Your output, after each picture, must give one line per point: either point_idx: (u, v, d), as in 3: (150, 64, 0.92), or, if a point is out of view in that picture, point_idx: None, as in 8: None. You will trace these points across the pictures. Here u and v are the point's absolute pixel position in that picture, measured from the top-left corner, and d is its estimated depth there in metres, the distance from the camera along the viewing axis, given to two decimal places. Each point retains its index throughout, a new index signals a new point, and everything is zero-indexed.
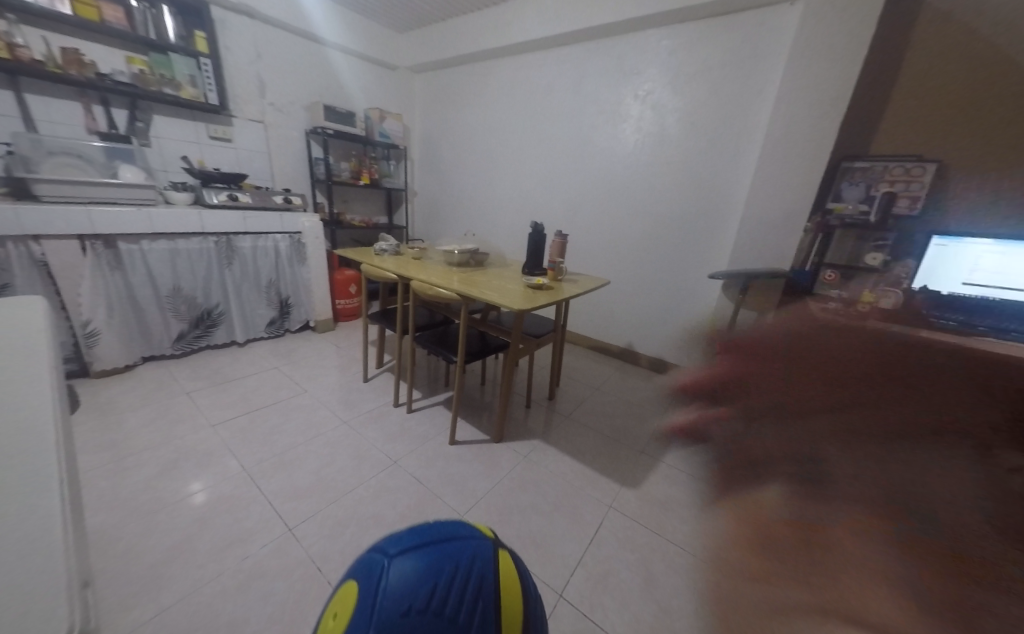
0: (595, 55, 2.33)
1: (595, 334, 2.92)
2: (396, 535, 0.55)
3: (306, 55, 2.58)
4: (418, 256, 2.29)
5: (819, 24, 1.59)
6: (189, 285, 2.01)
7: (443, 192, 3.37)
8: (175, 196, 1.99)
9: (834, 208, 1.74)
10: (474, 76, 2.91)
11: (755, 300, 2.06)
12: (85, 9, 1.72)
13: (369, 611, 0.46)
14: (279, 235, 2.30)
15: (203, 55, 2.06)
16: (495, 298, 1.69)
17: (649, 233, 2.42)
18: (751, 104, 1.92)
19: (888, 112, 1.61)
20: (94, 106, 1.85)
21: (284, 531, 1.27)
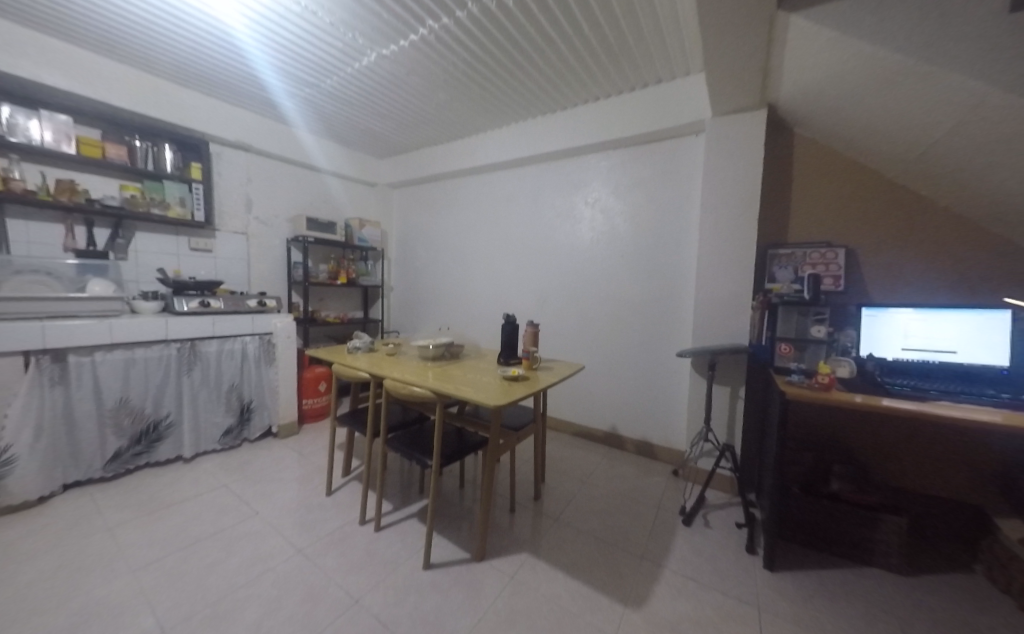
0: (549, 173, 2.73)
1: (577, 418, 2.84)
2: None
3: (293, 174, 2.86)
4: (392, 353, 2.28)
5: (724, 142, 1.96)
6: (139, 397, 1.87)
7: (418, 289, 3.52)
8: (142, 306, 1.96)
9: (773, 288, 1.91)
10: (446, 190, 3.29)
11: (724, 374, 2.14)
12: (89, 148, 1.89)
13: None
14: (248, 337, 2.24)
15: (196, 181, 2.24)
16: (471, 394, 1.66)
17: (615, 315, 2.57)
18: (684, 203, 2.25)
19: (793, 208, 1.93)
20: (76, 226, 1.93)
21: None
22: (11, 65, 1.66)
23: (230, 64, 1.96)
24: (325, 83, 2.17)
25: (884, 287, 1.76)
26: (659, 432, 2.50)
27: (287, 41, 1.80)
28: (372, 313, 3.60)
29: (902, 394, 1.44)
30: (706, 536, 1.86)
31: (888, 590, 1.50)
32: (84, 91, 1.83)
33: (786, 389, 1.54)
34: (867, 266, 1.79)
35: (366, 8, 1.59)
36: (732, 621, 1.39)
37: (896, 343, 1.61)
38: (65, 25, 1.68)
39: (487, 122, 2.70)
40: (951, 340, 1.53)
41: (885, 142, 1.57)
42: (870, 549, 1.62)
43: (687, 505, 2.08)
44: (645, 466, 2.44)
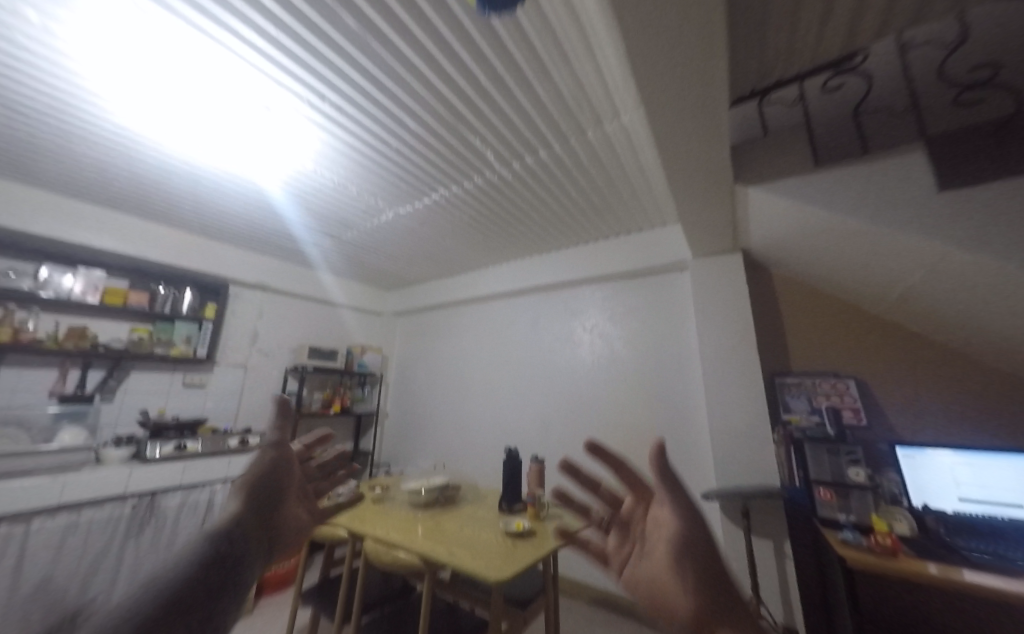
0: (547, 303, 2.88)
1: (594, 576, 2.38)
2: None
3: (304, 307, 3.00)
4: (378, 499, 2.01)
5: (710, 277, 2.11)
6: (66, 577, 1.49)
7: (413, 417, 3.35)
8: (111, 453, 1.78)
9: (790, 419, 1.84)
10: (449, 317, 3.41)
11: (761, 522, 1.87)
12: (113, 296, 2.01)
13: None
14: (218, 483, 2.00)
15: (207, 320, 2.29)
16: (467, 563, 1.37)
17: (625, 448, 2.38)
18: (681, 330, 2.31)
19: (789, 336, 1.98)
20: (71, 370, 1.90)
21: None
22: (65, 232, 1.87)
23: (262, 221, 2.23)
24: (347, 234, 2.45)
25: (909, 419, 1.67)
26: None
27: (319, 204, 2.09)
28: (363, 444, 3.35)
29: (985, 562, 1.21)
30: None
31: None
32: (125, 250, 2.03)
33: (843, 549, 1.30)
34: (881, 394, 1.74)
35: (389, 179, 1.89)
36: None
37: (950, 493, 1.44)
38: (123, 197, 1.94)
39: (488, 261, 2.97)
40: (1009, 491, 1.36)
41: (859, 282, 1.68)
42: None
43: None
44: None
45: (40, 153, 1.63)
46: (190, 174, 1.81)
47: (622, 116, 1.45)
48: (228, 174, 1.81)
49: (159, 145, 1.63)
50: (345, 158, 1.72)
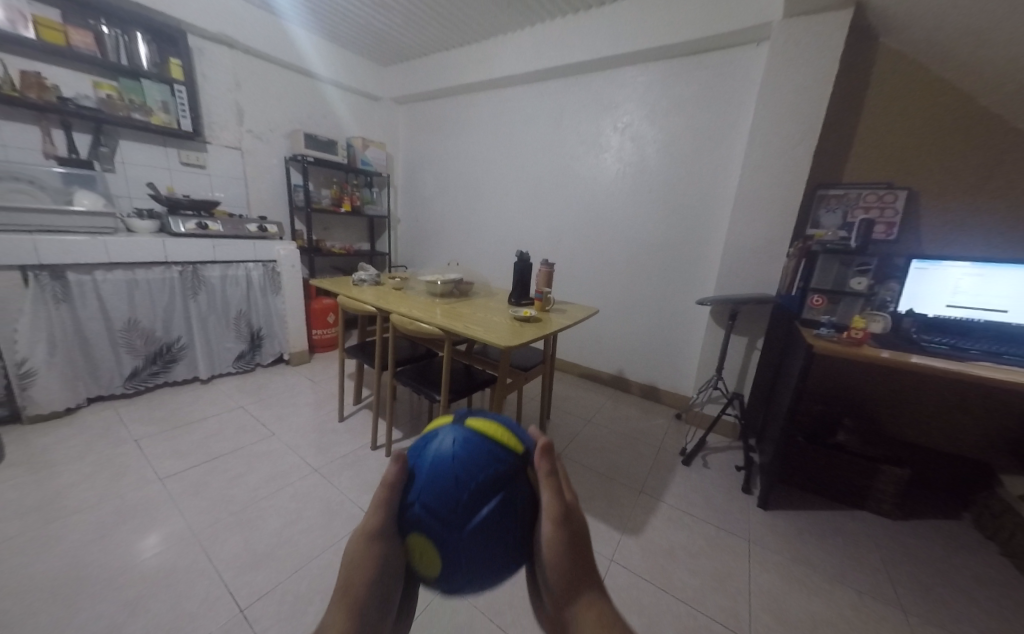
0: (574, 89, 2.40)
1: (585, 360, 2.84)
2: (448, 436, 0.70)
3: (290, 81, 2.56)
4: (399, 286, 2.23)
5: (789, 57, 1.65)
6: (147, 318, 1.86)
7: (426, 219, 3.33)
8: (137, 224, 1.86)
9: (816, 233, 1.76)
10: (460, 108, 2.92)
11: (743, 324, 2.07)
12: (51, 32, 1.65)
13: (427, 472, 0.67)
14: (251, 264, 2.16)
15: (177, 82, 1.98)
16: (480, 334, 1.59)
17: (633, 259, 2.43)
18: (728, 133, 1.98)
19: (853, 144, 1.70)
20: (53, 129, 1.74)
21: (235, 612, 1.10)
22: None
23: None
24: None
25: (942, 241, 1.61)
26: (667, 379, 2.50)
27: None
28: (379, 245, 3.46)
29: (940, 350, 1.38)
30: (706, 476, 1.93)
31: (881, 539, 1.58)
32: None
33: (814, 341, 1.47)
34: (928, 212, 1.61)
35: None
36: (728, 550, 1.49)
37: (941, 300, 1.51)
38: None
39: (503, 22, 2.31)
40: (1004, 297, 1.42)
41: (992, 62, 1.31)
42: (864, 495, 1.71)
43: (687, 447, 2.12)
44: (649, 408, 2.48)
45: None
46: None
47: None
48: None
49: None
50: None
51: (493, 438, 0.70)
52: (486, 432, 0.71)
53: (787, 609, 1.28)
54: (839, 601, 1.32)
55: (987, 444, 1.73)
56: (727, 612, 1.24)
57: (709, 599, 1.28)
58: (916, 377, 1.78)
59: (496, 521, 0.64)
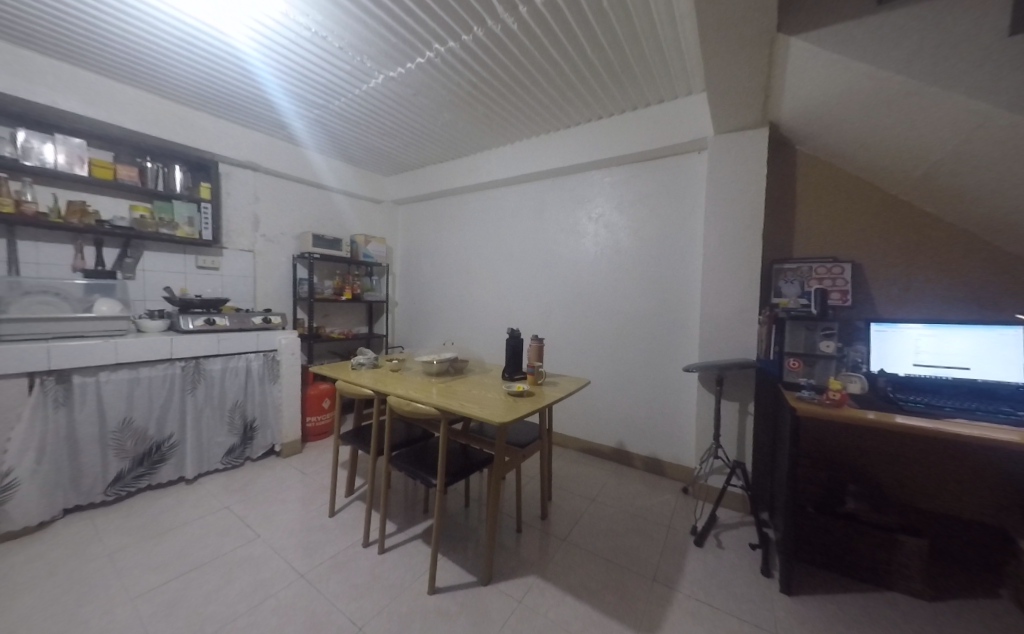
0: (552, 189, 2.75)
1: (584, 434, 2.80)
2: None
3: (303, 193, 2.91)
4: (397, 367, 2.30)
5: (726, 161, 1.97)
6: (142, 417, 1.86)
7: (422, 303, 3.51)
8: (148, 325, 1.98)
9: (779, 302, 1.93)
10: (452, 206, 3.29)
11: (732, 389, 2.13)
12: (102, 170, 1.93)
13: None
14: (252, 354, 2.23)
15: (204, 200, 2.25)
16: (475, 411, 1.63)
17: (619, 332, 2.56)
18: (688, 219, 2.26)
19: (796, 225, 1.95)
20: (86, 246, 1.95)
21: None
22: (27, 90, 1.71)
23: (239, 86, 1.99)
24: (332, 104, 2.21)
25: (894, 303, 1.76)
26: (668, 450, 2.47)
27: (299, 64, 1.85)
28: (376, 329, 3.59)
29: (917, 409, 1.43)
30: (720, 556, 1.81)
31: (915, 618, 1.45)
32: (98, 114, 1.88)
33: (797, 403, 1.53)
34: (874, 280, 1.79)
35: (374, 33, 1.64)
36: None
37: (907, 358, 1.60)
38: (83, 53, 1.73)
39: (488, 142, 2.74)
40: (963, 354, 1.52)
41: (888, 161, 1.60)
42: (890, 572, 1.58)
43: (697, 524, 2.02)
44: (653, 483, 2.40)
45: None
46: (148, 26, 1.58)
47: None
48: (192, 24, 1.58)
49: None
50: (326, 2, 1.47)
51: None
52: None
53: None
54: None
55: (996, 505, 1.69)
56: None
57: None
58: (907, 437, 1.80)
59: None
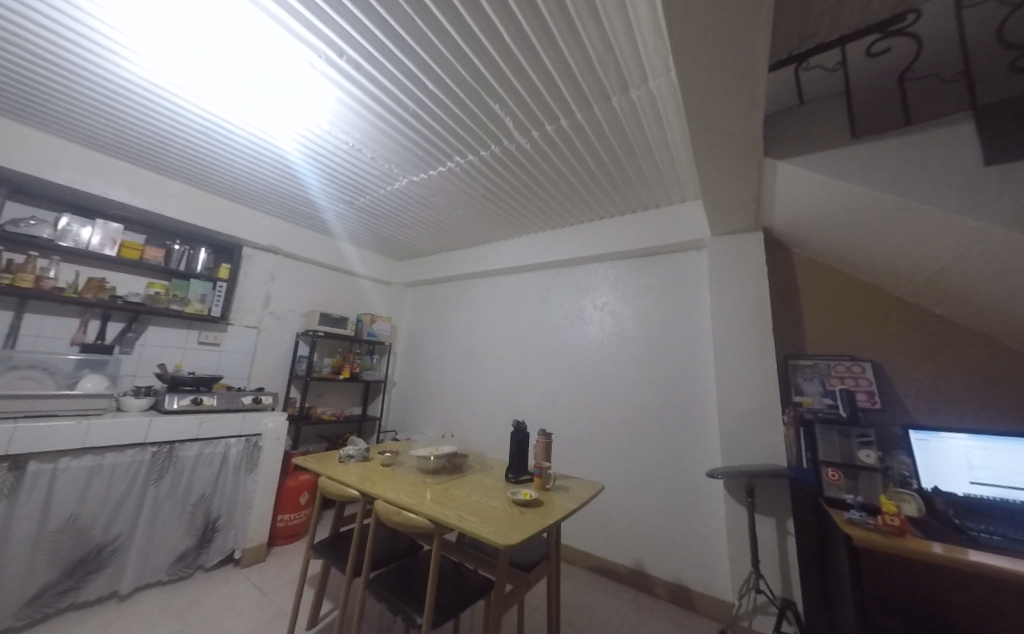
0: (557, 279, 2.85)
1: (594, 547, 2.43)
2: None
3: (317, 274, 3.02)
4: (387, 462, 2.09)
5: (726, 257, 2.06)
6: (92, 514, 1.63)
7: (421, 386, 3.40)
8: (130, 402, 1.88)
9: (802, 401, 1.86)
10: (460, 290, 3.38)
11: (765, 502, 1.87)
12: (130, 251, 2.03)
13: None
14: (233, 439, 2.06)
15: (221, 280, 2.32)
16: (471, 525, 1.40)
17: (631, 425, 2.39)
18: (694, 309, 2.28)
19: (806, 319, 1.94)
20: (92, 320, 1.96)
21: None
22: (84, 183, 1.89)
23: (277, 182, 2.20)
24: (360, 200, 2.41)
25: (925, 409, 1.66)
26: (693, 573, 2.10)
27: (335, 166, 2.05)
28: (371, 410, 3.40)
29: (993, 544, 1.22)
30: None
31: None
32: (142, 203, 2.04)
33: (850, 531, 1.33)
34: (901, 383, 1.71)
35: (404, 144, 1.85)
36: None
37: (962, 477, 1.43)
38: (143, 153, 1.95)
39: (499, 234, 2.92)
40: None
41: (885, 264, 1.65)
42: None
43: None
44: (681, 618, 1.99)
45: (72, 107, 1.66)
46: (207, 131, 1.79)
47: (650, 80, 1.40)
48: (247, 134, 1.81)
49: (190, 104, 1.64)
50: (367, 120, 1.70)
51: None
52: None
53: None
54: None
55: None
56: None
57: None
58: None
59: None
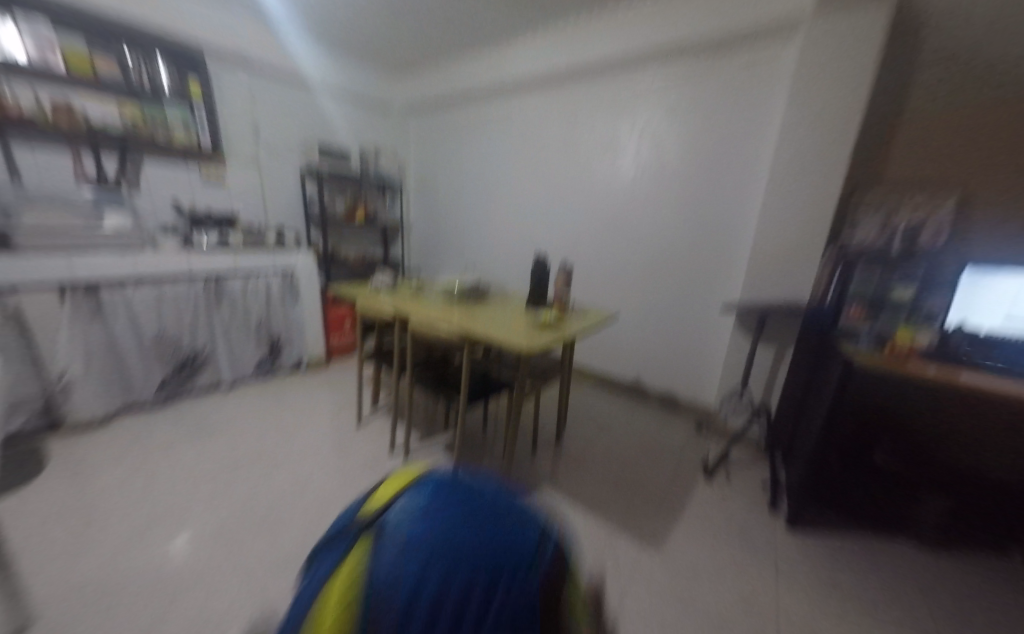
0: (588, 89, 2.32)
1: (601, 366, 2.77)
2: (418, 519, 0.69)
3: (302, 94, 2.61)
4: (416, 291, 2.26)
5: (816, 49, 1.55)
6: (174, 330, 1.94)
7: (438, 224, 3.34)
8: (163, 240, 1.97)
9: (848, 240, 1.63)
10: (470, 112, 2.88)
11: (775, 329, 1.98)
12: (79, 62, 1.77)
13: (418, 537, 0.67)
14: (271, 274, 2.25)
15: (195, 102, 2.11)
16: (499, 335, 1.59)
17: (652, 263, 2.35)
18: (751, 131, 1.88)
19: (897, 136, 1.56)
20: (83, 154, 1.86)
21: (265, 606, 1.13)
22: None
23: None
24: None
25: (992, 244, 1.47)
26: (687, 387, 2.41)
27: None
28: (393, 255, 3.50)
29: (997, 368, 1.26)
30: (730, 488, 1.82)
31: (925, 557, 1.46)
32: None
33: (856, 355, 1.37)
34: (976, 217, 1.49)
35: None
36: (748, 563, 1.42)
37: (997, 315, 1.36)
38: None
39: (513, 28, 2.26)
40: None
41: None
42: (900, 516, 1.59)
43: (710, 458, 2.03)
44: (670, 417, 2.39)
45: None
46: None
47: None
48: None
49: None
50: None
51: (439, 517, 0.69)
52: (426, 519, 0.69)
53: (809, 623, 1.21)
54: (874, 621, 1.23)
55: None
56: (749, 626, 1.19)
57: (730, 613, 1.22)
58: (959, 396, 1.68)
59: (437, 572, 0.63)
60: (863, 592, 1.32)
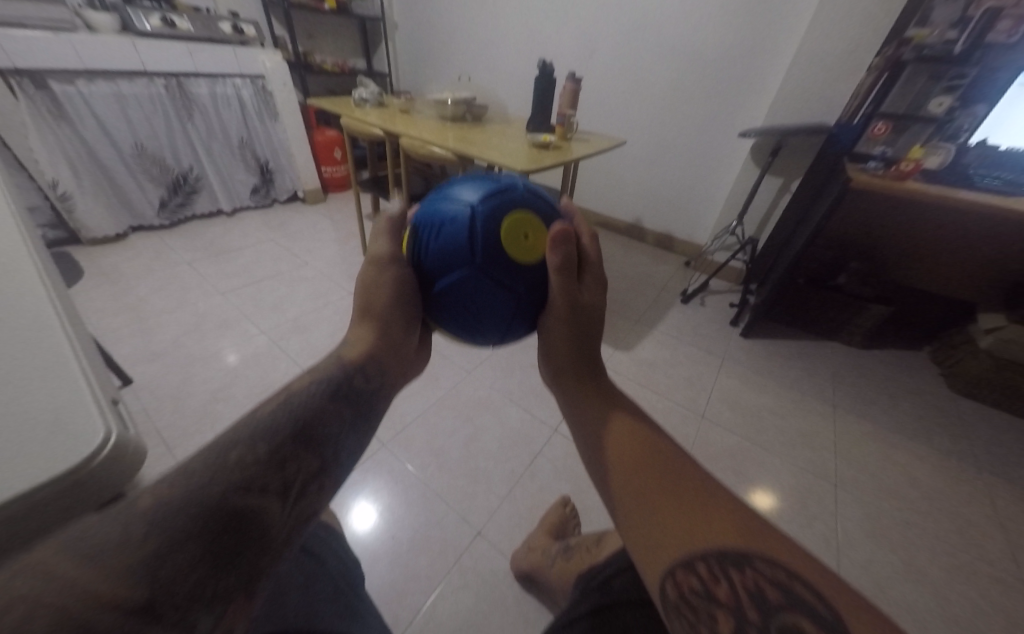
0: None
1: (600, 207, 2.73)
2: (453, 238, 0.56)
3: None
4: (406, 109, 2.02)
5: None
6: (153, 142, 1.83)
7: (426, 24, 2.78)
8: (96, 19, 1.64)
9: (915, 35, 1.34)
10: None
11: (782, 163, 1.91)
12: None
13: (449, 238, 0.56)
14: (238, 79, 2.00)
15: None
16: (494, 157, 1.49)
17: (673, 79, 2.07)
18: None
19: None
20: None
21: None
22: None
23: None
24: None
25: None
26: (683, 227, 2.44)
27: None
28: (376, 67, 3.11)
29: (989, 188, 1.31)
30: (702, 312, 2.05)
31: (849, 359, 1.77)
32: None
33: (857, 175, 1.37)
34: None
35: None
36: (703, 362, 1.72)
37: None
38: None
39: None
40: None
41: None
42: (842, 328, 1.82)
43: (690, 288, 2.21)
44: (660, 255, 2.50)
45: None
46: None
47: None
48: None
49: None
50: None
51: (508, 240, 0.56)
52: (474, 221, 0.55)
53: (737, 399, 1.54)
54: (791, 397, 1.56)
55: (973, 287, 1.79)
56: (691, 401, 1.51)
57: (679, 392, 1.55)
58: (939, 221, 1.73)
59: (464, 287, 0.56)
60: (791, 380, 1.64)
